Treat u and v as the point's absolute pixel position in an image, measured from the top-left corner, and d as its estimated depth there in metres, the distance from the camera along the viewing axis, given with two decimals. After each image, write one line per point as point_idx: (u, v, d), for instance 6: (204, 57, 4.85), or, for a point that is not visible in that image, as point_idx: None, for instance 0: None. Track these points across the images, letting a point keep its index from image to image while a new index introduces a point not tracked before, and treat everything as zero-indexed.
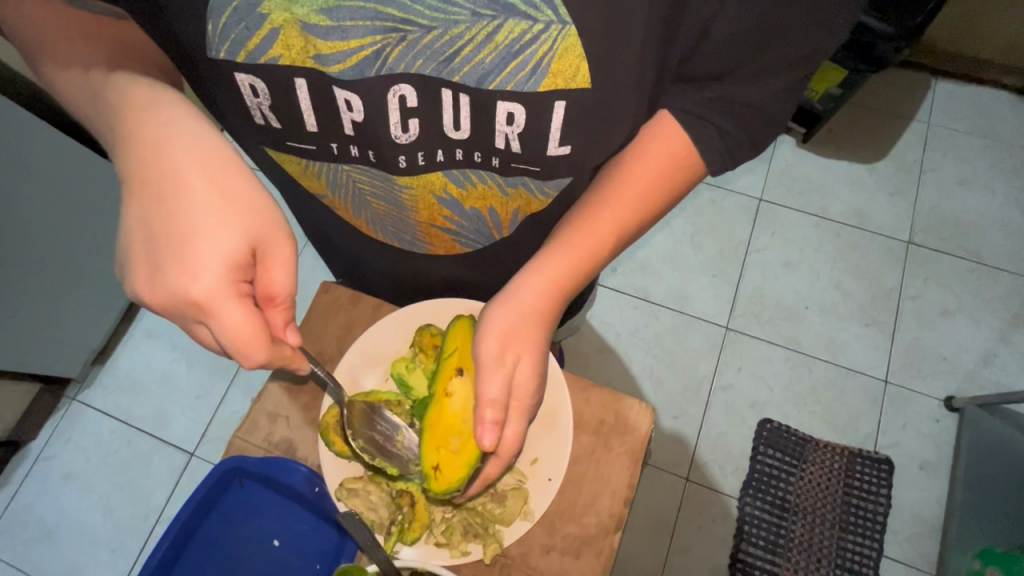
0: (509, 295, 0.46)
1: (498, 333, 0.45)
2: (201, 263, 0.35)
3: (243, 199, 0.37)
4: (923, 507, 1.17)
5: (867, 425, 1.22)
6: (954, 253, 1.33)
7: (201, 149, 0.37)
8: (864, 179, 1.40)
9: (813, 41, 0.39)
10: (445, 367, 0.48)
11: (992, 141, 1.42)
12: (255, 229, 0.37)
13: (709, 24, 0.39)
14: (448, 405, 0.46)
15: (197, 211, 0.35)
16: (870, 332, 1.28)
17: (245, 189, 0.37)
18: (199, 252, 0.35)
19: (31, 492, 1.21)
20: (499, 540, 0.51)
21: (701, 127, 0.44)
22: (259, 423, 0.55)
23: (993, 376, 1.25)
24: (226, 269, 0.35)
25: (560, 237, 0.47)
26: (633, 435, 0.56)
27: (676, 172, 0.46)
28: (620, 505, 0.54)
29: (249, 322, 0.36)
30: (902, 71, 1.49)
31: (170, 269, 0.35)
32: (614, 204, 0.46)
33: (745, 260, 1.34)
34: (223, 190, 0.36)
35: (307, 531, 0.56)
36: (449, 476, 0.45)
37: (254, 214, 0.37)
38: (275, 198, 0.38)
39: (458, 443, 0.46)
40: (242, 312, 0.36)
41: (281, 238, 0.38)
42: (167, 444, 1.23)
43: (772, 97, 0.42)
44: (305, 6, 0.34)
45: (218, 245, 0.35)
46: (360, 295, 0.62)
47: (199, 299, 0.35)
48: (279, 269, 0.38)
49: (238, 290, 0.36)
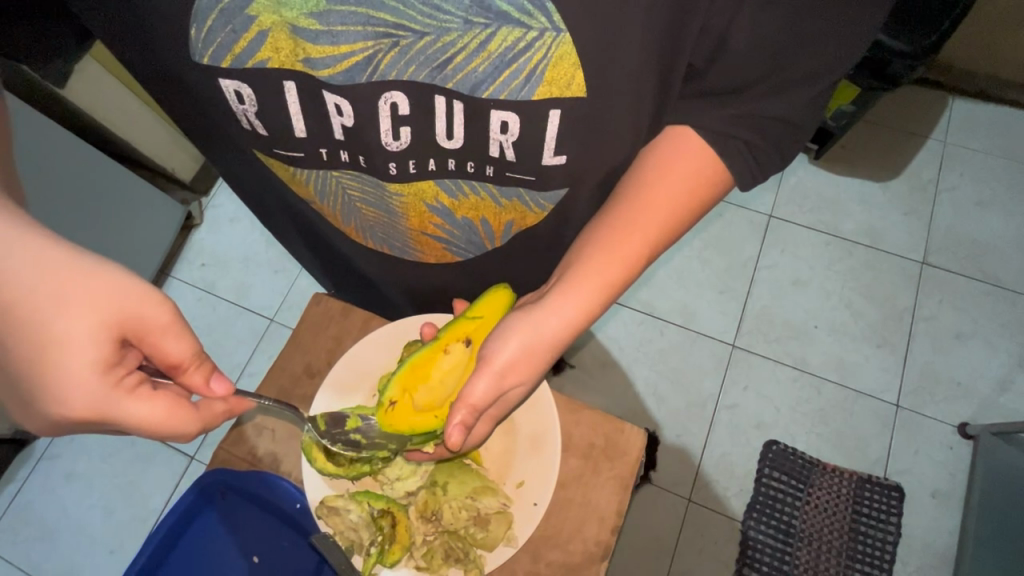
0: (538, 314, 0.43)
1: (513, 357, 0.42)
2: (73, 380, 0.33)
3: (86, 287, 0.33)
4: (934, 538, 1.13)
5: (877, 450, 1.18)
6: (968, 274, 1.30)
7: (24, 246, 0.33)
8: (877, 198, 1.37)
9: (837, 49, 0.37)
10: (458, 328, 0.48)
11: (1010, 160, 1.39)
12: (115, 314, 0.34)
13: (725, 33, 0.37)
14: (438, 363, 0.48)
15: (51, 316, 0.32)
16: (881, 353, 1.25)
17: (83, 275, 0.33)
18: (69, 368, 0.33)
19: (34, 490, 1.22)
20: (480, 565, 0.50)
21: (727, 143, 0.41)
22: (245, 436, 0.56)
23: (1009, 404, 1.21)
24: (107, 369, 0.33)
25: (597, 252, 0.43)
26: (624, 460, 0.55)
27: (699, 191, 0.43)
28: (608, 533, 0.53)
29: (155, 409, 0.35)
30: (918, 88, 1.46)
31: (50, 398, 0.33)
32: (643, 226, 0.43)
33: (754, 276, 1.32)
34: (65, 289, 0.33)
35: (288, 548, 0.55)
36: (395, 423, 0.48)
37: (105, 300, 0.33)
38: (122, 268, 0.35)
39: (424, 399, 0.48)
40: (148, 408, 0.35)
41: (149, 304, 0.35)
42: (169, 447, 1.23)
43: (799, 108, 0.40)
44: (293, 10, 0.34)
45: (83, 350, 0.33)
46: (351, 306, 0.62)
47: (97, 413, 0.34)
48: (162, 343, 0.36)
49: (131, 386, 0.34)
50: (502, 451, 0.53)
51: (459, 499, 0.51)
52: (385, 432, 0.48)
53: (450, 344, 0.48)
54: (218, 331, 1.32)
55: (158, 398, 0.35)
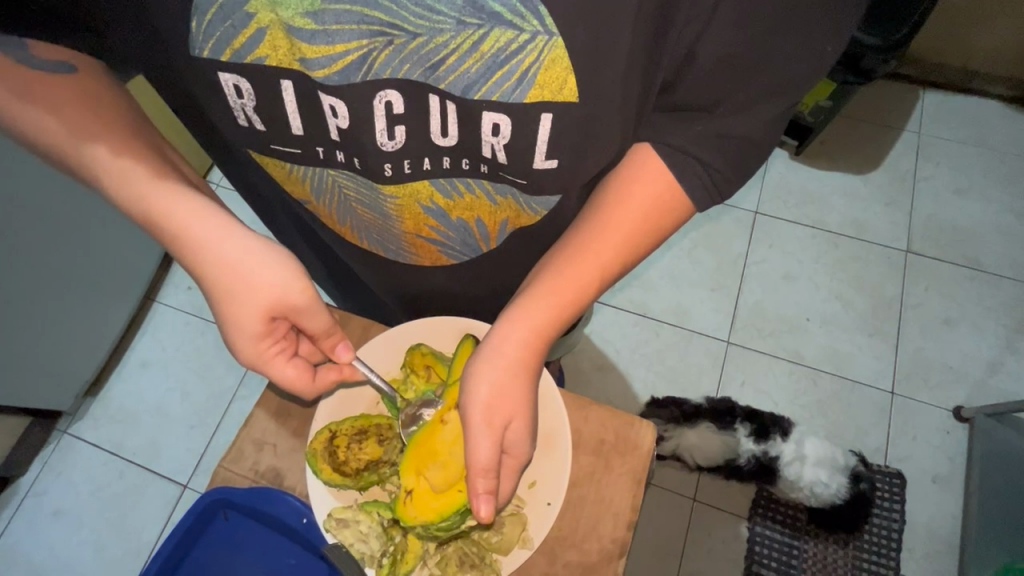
0: (494, 353, 0.42)
1: (489, 398, 0.41)
2: (243, 339, 0.43)
3: (250, 275, 0.42)
4: (938, 523, 1.14)
5: (876, 438, 1.19)
6: (952, 260, 1.33)
7: (214, 228, 0.42)
8: (858, 190, 1.40)
9: (804, 68, 0.37)
10: (448, 396, 0.48)
11: (983, 149, 1.43)
12: (271, 301, 0.42)
13: (693, 47, 0.38)
14: (439, 434, 0.47)
15: (225, 286, 0.42)
16: (873, 342, 1.27)
17: (248, 264, 0.42)
18: (238, 330, 0.43)
19: (20, 529, 1.17)
20: (497, 569, 0.49)
21: (684, 163, 0.41)
22: (245, 452, 0.55)
23: (1001, 385, 1.23)
24: (264, 338, 0.44)
25: (542, 282, 0.43)
26: (635, 454, 0.54)
27: (660, 212, 0.43)
28: (624, 530, 0.52)
29: (293, 372, 0.45)
30: (890, 83, 1.50)
31: (228, 340, 0.44)
32: (596, 248, 0.43)
33: (744, 272, 1.33)
34: (245, 272, 0.42)
35: (295, 565, 0.54)
36: (421, 513, 0.45)
37: (264, 290, 0.42)
38: (276, 262, 0.43)
39: (439, 477, 0.45)
40: (284, 370, 0.45)
41: (297, 296, 0.43)
42: (161, 477, 1.20)
43: (764, 127, 0.40)
44: (289, 9, 0.34)
45: (249, 320, 0.43)
46: (350, 315, 0.61)
47: (254, 363, 0.45)
48: (308, 318, 0.44)
49: (277, 352, 0.45)
50: None
51: None
52: (409, 523, 0.45)
53: (447, 413, 0.47)
54: (206, 353, 1.29)
55: (295, 365, 0.45)
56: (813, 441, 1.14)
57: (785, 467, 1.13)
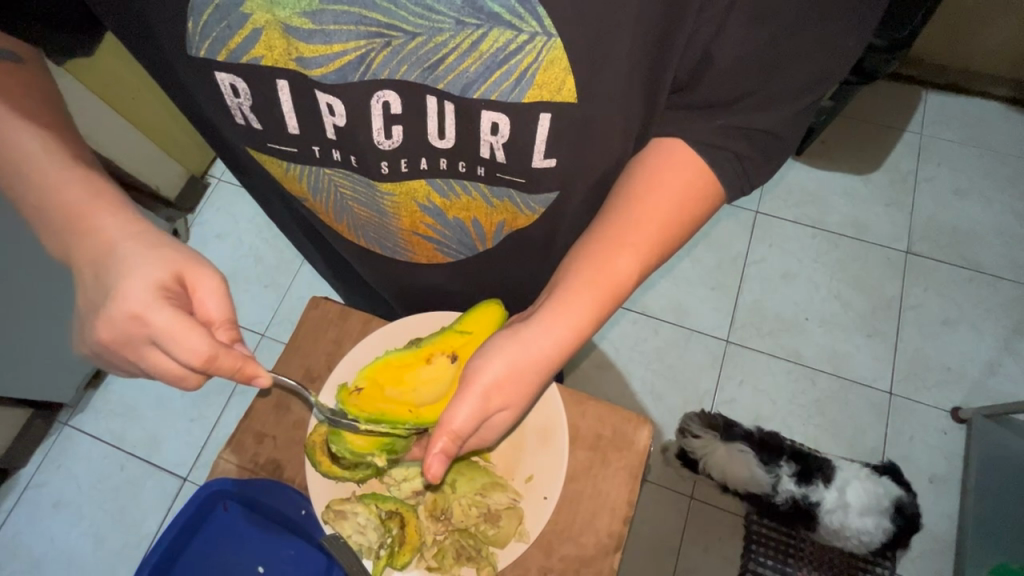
0: (522, 335, 0.42)
1: (499, 375, 0.41)
2: (134, 282, 0.40)
3: (165, 243, 0.42)
4: (934, 523, 1.14)
5: (874, 438, 1.19)
6: (951, 261, 1.33)
7: (124, 212, 0.43)
8: (858, 189, 1.40)
9: (821, 64, 0.37)
10: (446, 341, 0.50)
11: (983, 150, 1.43)
12: (178, 267, 0.42)
13: (708, 48, 0.38)
14: (418, 369, 0.50)
15: (125, 252, 0.41)
16: (872, 342, 1.27)
17: (163, 237, 0.43)
18: (131, 279, 0.40)
19: (20, 520, 1.18)
20: (493, 562, 0.49)
21: (719, 155, 0.41)
22: (245, 443, 0.56)
23: (998, 386, 1.23)
24: (156, 289, 0.40)
25: (578, 267, 0.43)
26: (633, 450, 0.55)
27: (694, 203, 0.42)
28: (620, 524, 0.52)
29: (179, 318, 0.39)
30: (892, 83, 1.50)
31: (108, 302, 0.40)
32: (633, 239, 0.42)
33: (744, 271, 1.34)
34: (155, 240, 0.42)
35: (294, 556, 0.53)
36: (364, 405, 0.49)
37: (177, 255, 0.42)
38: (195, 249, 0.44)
39: (398, 394, 0.50)
40: (169, 314, 0.39)
41: (208, 272, 0.43)
42: (161, 469, 1.21)
43: (788, 122, 0.40)
44: (286, 9, 0.35)
45: (145, 274, 0.40)
46: (349, 311, 0.62)
47: (135, 311, 0.39)
48: (210, 295, 0.42)
49: (167, 302, 0.40)
50: (510, 448, 0.52)
51: (469, 496, 0.51)
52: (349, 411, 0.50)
53: (435, 355, 0.50)
54: None
55: (184, 318, 0.40)
56: (858, 485, 1.06)
57: (825, 513, 1.05)
